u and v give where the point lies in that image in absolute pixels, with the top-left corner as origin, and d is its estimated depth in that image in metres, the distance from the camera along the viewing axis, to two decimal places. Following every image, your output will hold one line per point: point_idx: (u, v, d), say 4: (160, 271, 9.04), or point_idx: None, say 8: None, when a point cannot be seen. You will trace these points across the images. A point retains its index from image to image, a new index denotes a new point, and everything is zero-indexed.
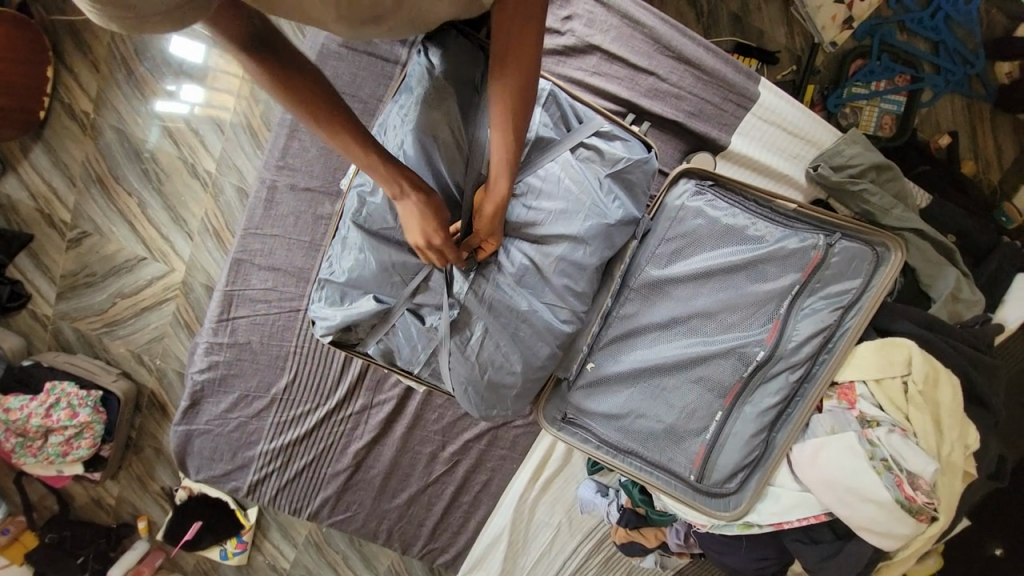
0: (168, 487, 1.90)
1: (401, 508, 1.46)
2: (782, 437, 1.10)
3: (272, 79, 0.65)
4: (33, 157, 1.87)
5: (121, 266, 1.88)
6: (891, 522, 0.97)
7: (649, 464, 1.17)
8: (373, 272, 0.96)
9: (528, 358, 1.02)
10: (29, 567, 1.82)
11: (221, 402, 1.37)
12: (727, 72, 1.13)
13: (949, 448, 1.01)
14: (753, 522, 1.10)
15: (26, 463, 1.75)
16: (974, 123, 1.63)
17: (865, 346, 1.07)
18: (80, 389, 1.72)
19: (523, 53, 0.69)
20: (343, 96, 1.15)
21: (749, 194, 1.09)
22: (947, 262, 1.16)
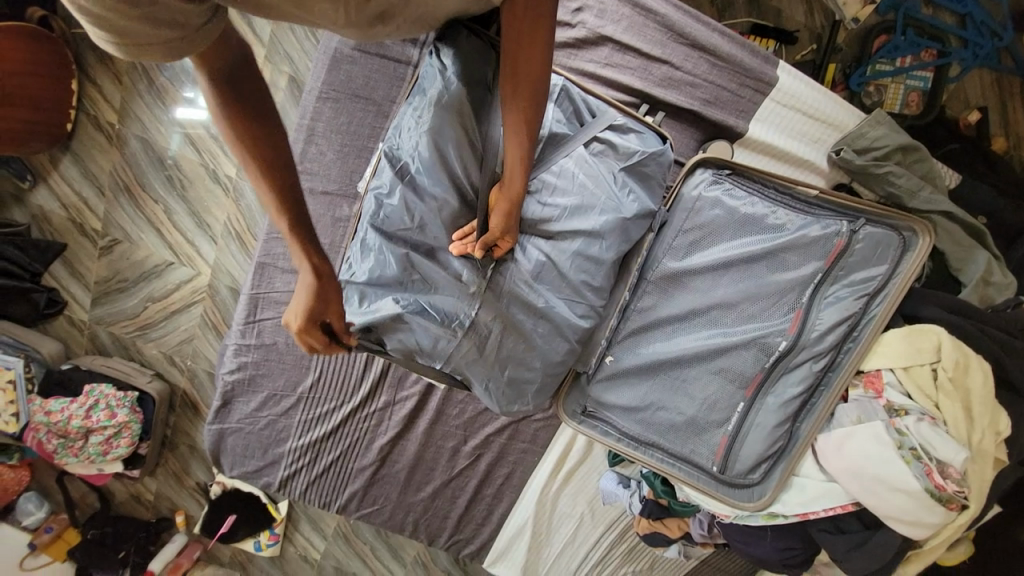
0: (203, 483, 1.98)
1: (425, 500, 1.49)
2: (806, 427, 1.09)
3: (234, 108, 0.72)
4: (63, 168, 1.94)
5: (150, 272, 1.95)
6: (921, 511, 0.96)
7: (671, 456, 1.17)
8: (394, 271, 0.97)
9: (546, 353, 1.03)
10: (72, 562, 1.92)
11: (251, 401, 1.42)
12: (743, 57, 1.11)
13: (980, 435, 0.98)
14: (778, 512, 1.09)
15: (69, 463, 1.83)
16: (1004, 99, 1.55)
17: (892, 334, 1.04)
18: (117, 392, 1.81)
19: (530, 52, 0.70)
20: (357, 99, 1.17)
21: (769, 182, 1.07)
22: (977, 245, 1.13)
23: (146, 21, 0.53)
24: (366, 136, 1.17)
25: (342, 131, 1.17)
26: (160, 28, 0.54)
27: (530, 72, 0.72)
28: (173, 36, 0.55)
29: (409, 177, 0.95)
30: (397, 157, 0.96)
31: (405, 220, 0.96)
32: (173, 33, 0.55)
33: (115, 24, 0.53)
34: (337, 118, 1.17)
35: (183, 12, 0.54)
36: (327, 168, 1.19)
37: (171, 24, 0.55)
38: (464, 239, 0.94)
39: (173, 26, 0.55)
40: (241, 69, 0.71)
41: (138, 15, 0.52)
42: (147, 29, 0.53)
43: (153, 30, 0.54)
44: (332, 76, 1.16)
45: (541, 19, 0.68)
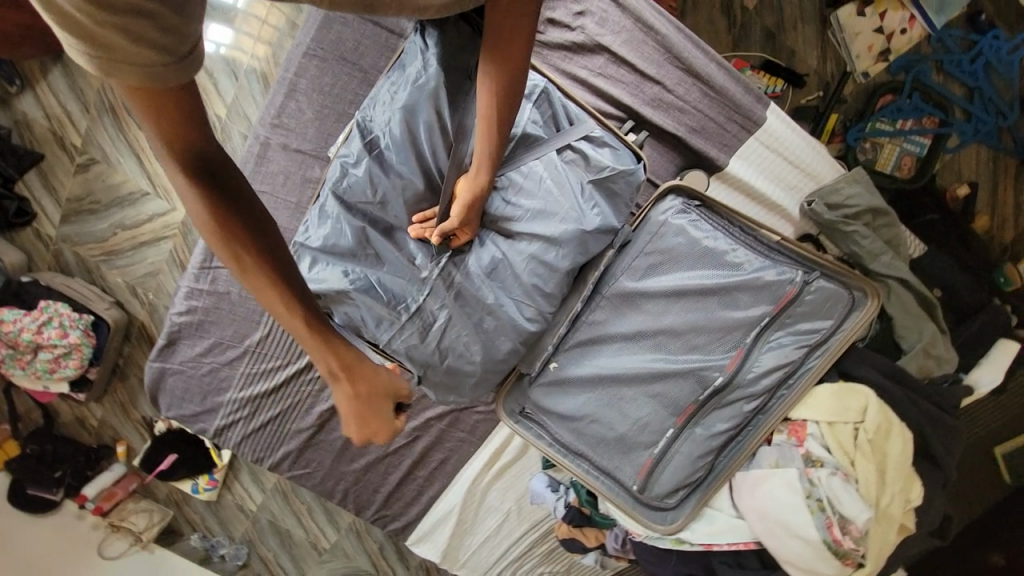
0: (149, 417, 1.97)
1: (358, 471, 1.50)
2: (728, 462, 1.11)
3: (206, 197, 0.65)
4: (49, 78, 1.89)
5: (124, 199, 1.91)
6: (818, 562, 0.99)
7: (596, 469, 1.19)
8: (348, 243, 0.97)
9: (488, 350, 1.04)
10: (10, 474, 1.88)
11: (196, 344, 1.40)
12: (735, 93, 1.11)
13: (889, 499, 1.02)
14: (685, 539, 1.11)
15: (15, 375, 1.83)
16: (997, 176, 1.59)
17: (824, 388, 1.07)
18: (72, 312, 1.80)
19: (508, 54, 0.69)
20: (345, 62, 1.14)
21: (735, 220, 1.08)
22: (925, 316, 1.15)
23: (131, 36, 0.47)
24: (347, 101, 1.15)
25: (324, 91, 1.15)
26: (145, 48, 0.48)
27: (504, 71, 0.71)
28: (158, 59, 0.49)
29: (378, 152, 0.95)
30: (369, 130, 0.96)
31: (368, 194, 0.95)
32: (160, 57, 0.49)
33: (93, 32, 0.46)
34: (320, 77, 1.15)
35: (172, 36, 0.49)
36: (304, 126, 1.17)
37: (157, 44, 0.48)
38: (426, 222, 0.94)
39: (159, 48, 0.49)
40: (212, 152, 0.62)
41: (123, 28, 0.46)
42: (129, 46, 0.47)
43: (137, 48, 0.48)
44: (323, 34, 1.14)
45: (521, 29, 0.67)
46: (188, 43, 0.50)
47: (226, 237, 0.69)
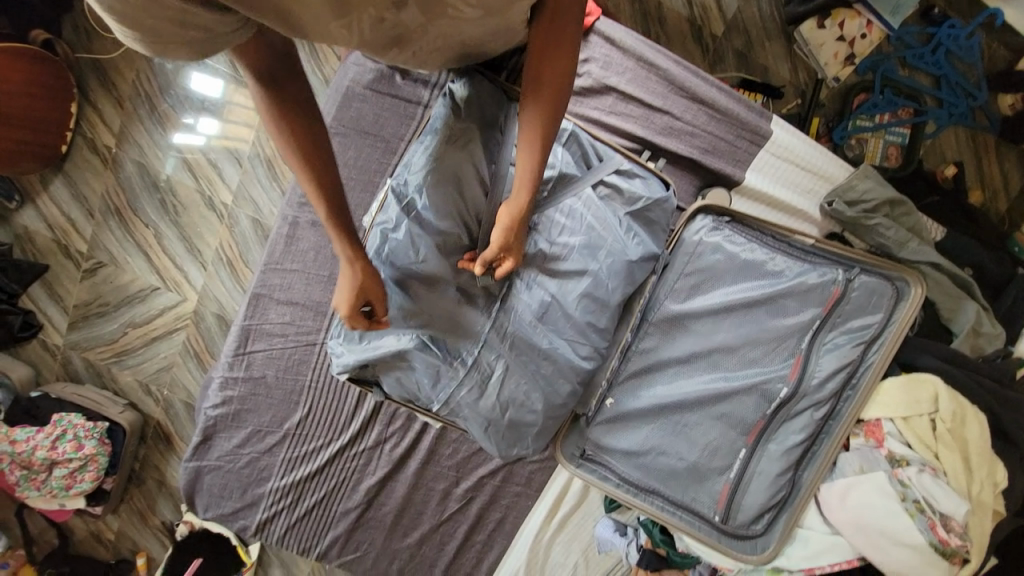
0: (170, 522, 1.86)
1: (412, 547, 1.41)
2: (808, 476, 1.07)
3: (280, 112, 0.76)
4: (52, 189, 1.91)
5: (133, 297, 1.89)
6: (926, 567, 0.94)
7: (671, 504, 1.14)
8: (396, 310, 0.97)
9: (549, 397, 1.02)
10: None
11: (233, 437, 1.35)
12: (741, 112, 1.16)
13: (978, 486, 0.98)
14: (783, 567, 1.05)
15: (30, 496, 1.73)
16: (978, 152, 1.65)
17: (892, 382, 1.04)
18: (86, 421, 1.70)
19: (552, 67, 0.74)
20: (365, 134, 1.17)
21: (767, 229, 1.10)
22: (966, 296, 1.15)
23: (179, 26, 0.57)
24: (373, 171, 1.17)
25: (349, 165, 1.17)
26: (189, 31, 0.58)
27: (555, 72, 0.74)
28: (200, 36, 0.60)
29: (416, 213, 0.95)
30: (404, 193, 0.96)
31: (411, 255, 0.95)
32: (200, 33, 0.59)
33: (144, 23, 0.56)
34: (343, 152, 1.18)
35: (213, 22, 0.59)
36: None
37: (201, 28, 0.59)
38: (352, 315, 0.91)
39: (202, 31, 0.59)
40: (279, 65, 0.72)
41: (173, 23, 0.57)
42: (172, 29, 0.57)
43: (183, 33, 0.58)
44: (342, 112, 1.17)
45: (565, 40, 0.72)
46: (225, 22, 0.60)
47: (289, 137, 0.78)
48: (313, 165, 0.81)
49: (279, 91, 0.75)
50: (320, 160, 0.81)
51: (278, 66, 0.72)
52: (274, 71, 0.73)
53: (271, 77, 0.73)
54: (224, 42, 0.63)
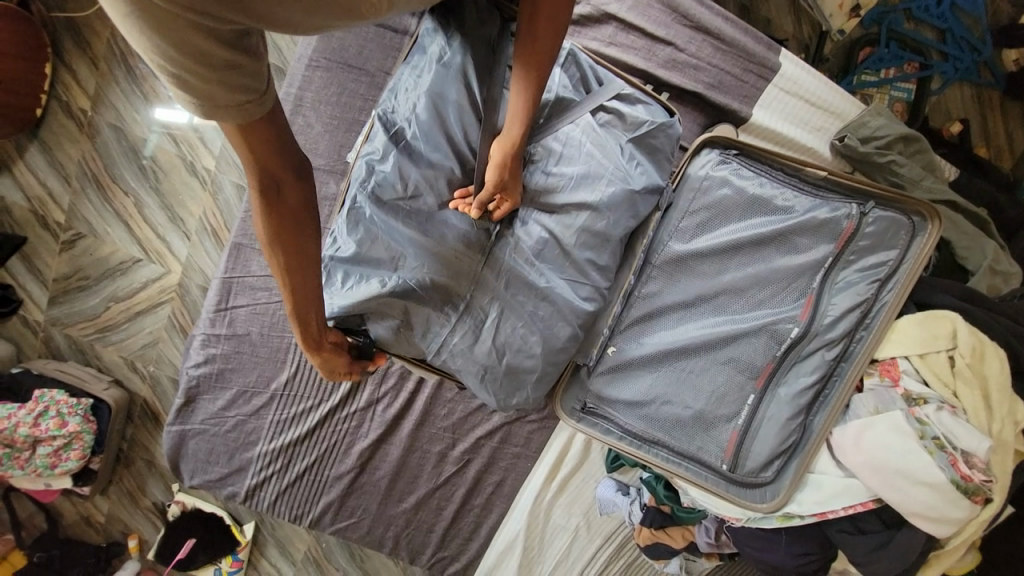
0: (162, 503, 1.77)
1: (408, 513, 1.35)
2: (820, 420, 1.02)
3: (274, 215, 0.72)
4: (28, 157, 1.82)
5: (115, 269, 1.81)
6: (946, 506, 0.89)
7: (677, 455, 1.09)
8: (383, 247, 0.90)
9: (548, 341, 0.96)
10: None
11: (219, 398, 1.29)
12: (747, 42, 1.10)
13: (999, 425, 0.94)
14: (794, 513, 1.01)
15: (14, 476, 1.66)
16: (983, 110, 1.59)
17: (907, 320, 1.00)
18: (69, 398, 1.63)
19: (544, 24, 0.72)
20: (349, 69, 1.10)
21: (777, 164, 1.04)
22: (982, 235, 1.11)
23: (224, 80, 0.53)
24: (357, 108, 1.11)
25: (331, 102, 1.10)
26: (235, 91, 0.55)
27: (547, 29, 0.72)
28: (247, 100, 0.56)
29: (405, 143, 0.89)
30: (392, 121, 0.90)
31: (399, 188, 0.89)
32: (247, 96, 0.56)
33: (197, 87, 0.53)
34: (325, 89, 1.11)
35: (254, 79, 0.55)
36: (315, 140, 1.11)
37: (246, 87, 0.55)
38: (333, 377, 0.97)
39: (247, 90, 0.55)
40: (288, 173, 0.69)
41: (218, 74, 0.53)
42: (219, 90, 0.54)
43: (230, 94, 0.55)
44: (324, 44, 1.11)
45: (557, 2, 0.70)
46: (264, 81, 0.57)
47: (276, 237, 0.74)
48: (297, 271, 0.77)
49: (277, 197, 0.70)
50: (305, 267, 0.78)
51: (284, 166, 0.68)
52: (278, 173, 0.68)
53: (276, 186, 0.69)
54: (262, 110, 0.59)
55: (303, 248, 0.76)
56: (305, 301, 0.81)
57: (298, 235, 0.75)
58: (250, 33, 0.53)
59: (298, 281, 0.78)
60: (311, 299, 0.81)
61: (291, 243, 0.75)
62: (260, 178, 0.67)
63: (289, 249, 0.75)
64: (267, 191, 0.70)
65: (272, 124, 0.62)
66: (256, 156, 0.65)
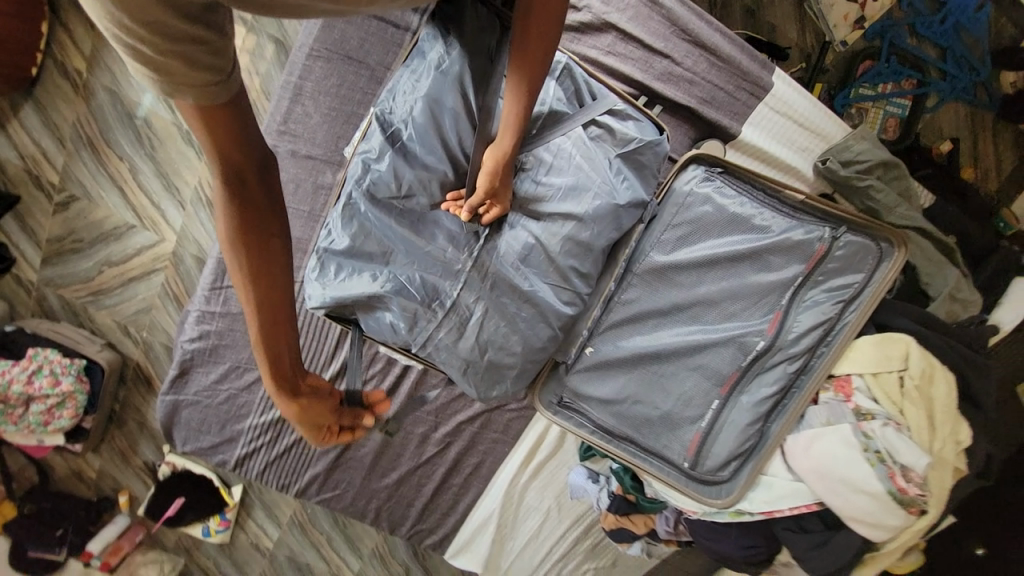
0: (151, 463, 1.82)
1: (390, 488, 1.43)
2: (776, 427, 1.10)
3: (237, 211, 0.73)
4: (23, 116, 1.80)
5: (108, 234, 1.81)
6: (881, 513, 0.98)
7: (643, 451, 1.17)
8: (375, 244, 0.95)
9: (528, 341, 1.02)
10: (8, 537, 1.75)
11: (211, 372, 1.34)
12: (743, 60, 1.13)
13: (941, 443, 1.01)
14: (744, 510, 1.09)
15: (7, 430, 1.70)
16: (975, 131, 1.61)
17: (865, 340, 1.07)
18: (62, 357, 1.67)
19: (536, 35, 0.73)
20: (350, 61, 1.13)
21: (758, 184, 1.09)
22: (947, 262, 1.17)
23: (187, 55, 0.52)
24: (356, 101, 1.13)
25: (330, 93, 1.13)
26: (200, 70, 0.54)
27: (534, 38, 0.73)
28: (209, 79, 0.55)
29: (401, 144, 0.92)
30: (389, 122, 0.92)
31: (393, 188, 0.92)
32: (210, 76, 0.55)
33: (155, 59, 0.51)
34: (325, 80, 1.13)
35: (219, 58, 0.54)
36: (313, 130, 1.15)
37: (210, 66, 0.54)
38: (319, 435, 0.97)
39: (212, 69, 0.54)
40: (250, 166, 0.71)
41: (180, 49, 0.51)
42: (182, 66, 0.52)
43: (192, 70, 0.53)
44: (325, 35, 1.13)
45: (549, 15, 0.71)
46: (229, 64, 0.56)
47: (241, 230, 0.75)
48: (263, 267, 0.78)
49: (244, 190, 0.72)
50: (270, 264, 0.79)
51: (247, 160, 0.70)
52: (243, 165, 0.70)
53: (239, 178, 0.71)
54: (226, 95, 0.58)
55: (269, 244, 0.78)
56: (272, 299, 0.81)
57: (264, 228, 0.77)
58: (214, 8, 0.51)
59: (265, 279, 0.79)
60: (279, 299, 0.82)
61: (256, 238, 0.76)
62: (225, 170, 0.69)
63: (253, 244, 0.76)
64: (230, 187, 0.71)
65: (237, 114, 0.63)
66: (220, 147, 0.66)
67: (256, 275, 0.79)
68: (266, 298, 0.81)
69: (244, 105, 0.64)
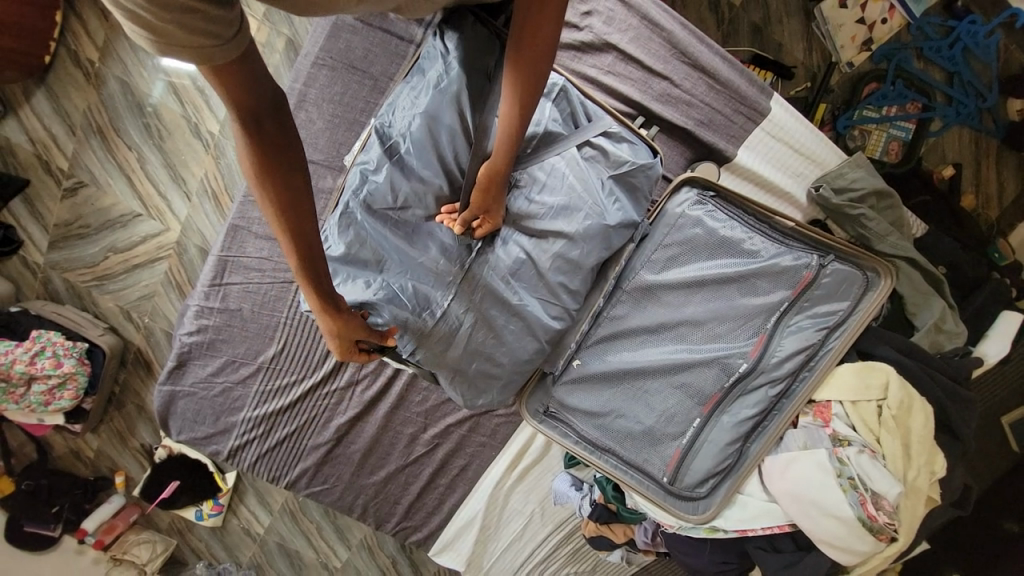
0: (148, 445, 1.86)
1: (378, 484, 1.46)
2: (756, 448, 1.12)
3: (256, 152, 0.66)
4: (35, 102, 1.82)
5: (115, 221, 1.84)
6: (852, 539, 1.00)
7: (625, 464, 1.18)
8: (369, 253, 0.96)
9: (515, 352, 1.04)
10: (5, 512, 1.79)
11: (208, 365, 1.38)
12: (740, 84, 1.15)
13: (915, 472, 1.03)
14: (719, 527, 1.12)
15: (8, 409, 1.72)
16: (979, 157, 1.58)
17: (846, 367, 1.09)
18: (66, 340, 1.70)
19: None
20: (354, 70, 1.16)
21: (749, 209, 1.10)
22: (934, 293, 1.18)
23: (184, 23, 0.49)
24: (358, 110, 1.17)
25: (334, 101, 1.17)
26: (197, 35, 0.51)
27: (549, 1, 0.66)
28: (208, 43, 0.52)
29: (398, 157, 0.94)
30: (388, 135, 0.95)
31: (389, 199, 0.95)
32: (209, 41, 0.52)
33: (153, 24, 0.49)
34: (330, 87, 1.17)
35: (220, 21, 0.51)
36: (315, 136, 1.18)
37: (209, 32, 0.51)
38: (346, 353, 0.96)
39: (210, 35, 0.51)
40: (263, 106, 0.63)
41: (177, 17, 0.49)
42: (179, 32, 0.50)
43: (189, 36, 0.50)
44: (331, 44, 1.16)
45: None
46: (234, 25, 0.53)
47: (262, 173, 0.69)
48: (292, 215, 0.74)
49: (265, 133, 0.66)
50: (299, 208, 0.74)
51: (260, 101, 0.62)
52: (258, 110, 0.63)
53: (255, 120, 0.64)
54: (229, 56, 0.55)
55: (295, 189, 0.72)
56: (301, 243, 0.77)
57: (287, 173, 0.70)
58: None
59: (294, 226, 0.75)
60: (307, 241, 0.78)
61: (277, 187, 0.71)
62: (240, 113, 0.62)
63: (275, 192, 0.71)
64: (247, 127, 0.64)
65: (249, 67, 0.58)
66: (232, 96, 0.60)
67: (285, 221, 0.74)
68: (301, 245, 0.77)
69: (257, 61, 0.59)
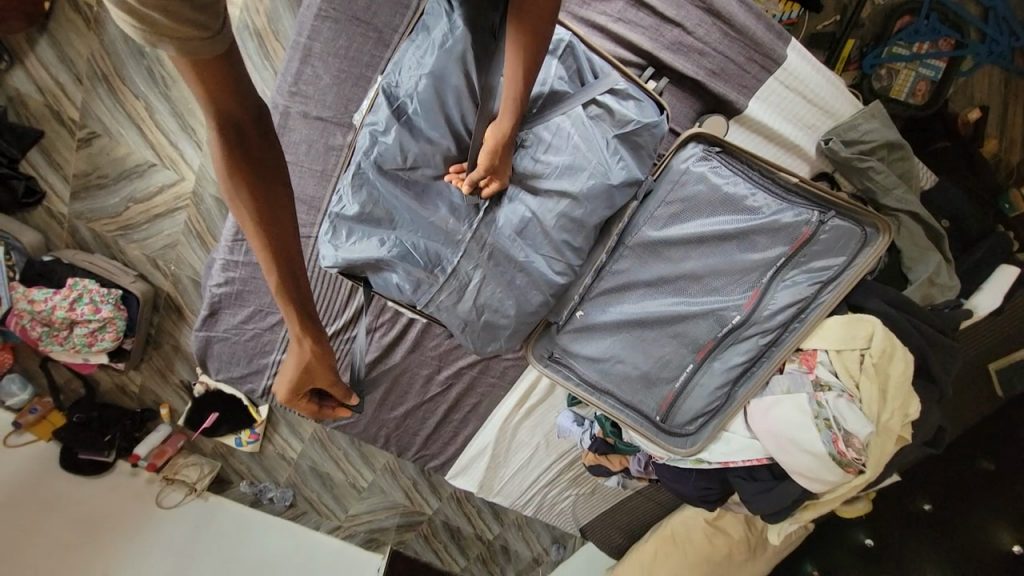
0: (188, 381, 2.05)
1: (398, 418, 1.62)
2: (742, 391, 1.22)
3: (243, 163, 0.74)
4: (39, 50, 1.80)
5: (131, 171, 1.88)
6: (823, 470, 1.10)
7: (621, 403, 1.29)
8: (382, 212, 1.01)
9: (521, 304, 1.11)
10: (58, 442, 1.94)
11: (237, 313, 1.49)
12: (756, 30, 1.12)
13: (889, 414, 1.11)
14: (705, 459, 1.24)
15: (54, 350, 1.86)
16: (1007, 99, 1.50)
17: (834, 319, 1.15)
18: (100, 287, 1.81)
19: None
20: (358, 22, 1.15)
21: (755, 165, 1.11)
22: (933, 248, 1.21)
23: (173, 11, 0.51)
24: (365, 64, 1.17)
25: (340, 55, 1.16)
26: (187, 26, 0.53)
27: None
28: (195, 35, 0.54)
29: (406, 118, 0.96)
30: (395, 95, 0.97)
31: (399, 160, 0.97)
32: (197, 32, 0.54)
33: (140, 12, 0.50)
34: (335, 40, 1.15)
35: (208, 13, 0.54)
36: (323, 92, 1.19)
37: (196, 22, 0.53)
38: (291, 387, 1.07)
39: (198, 25, 0.53)
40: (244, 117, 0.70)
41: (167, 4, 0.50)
42: (170, 24, 0.52)
43: (178, 25, 0.52)
44: None
45: None
46: (220, 20, 0.55)
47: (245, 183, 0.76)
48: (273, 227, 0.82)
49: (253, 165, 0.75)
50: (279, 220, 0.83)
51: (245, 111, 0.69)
52: (239, 119, 0.69)
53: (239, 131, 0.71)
54: (215, 52, 0.57)
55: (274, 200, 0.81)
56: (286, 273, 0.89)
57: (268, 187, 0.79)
58: None
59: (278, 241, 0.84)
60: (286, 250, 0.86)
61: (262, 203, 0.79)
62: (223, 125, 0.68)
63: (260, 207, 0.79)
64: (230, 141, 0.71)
65: (231, 72, 0.63)
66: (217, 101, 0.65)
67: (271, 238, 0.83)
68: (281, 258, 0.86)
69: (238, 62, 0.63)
